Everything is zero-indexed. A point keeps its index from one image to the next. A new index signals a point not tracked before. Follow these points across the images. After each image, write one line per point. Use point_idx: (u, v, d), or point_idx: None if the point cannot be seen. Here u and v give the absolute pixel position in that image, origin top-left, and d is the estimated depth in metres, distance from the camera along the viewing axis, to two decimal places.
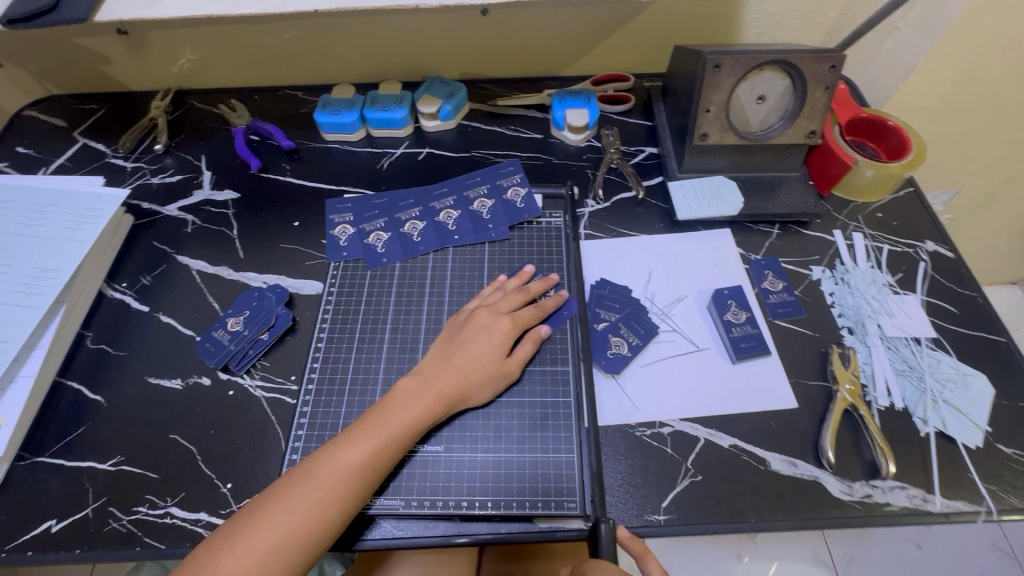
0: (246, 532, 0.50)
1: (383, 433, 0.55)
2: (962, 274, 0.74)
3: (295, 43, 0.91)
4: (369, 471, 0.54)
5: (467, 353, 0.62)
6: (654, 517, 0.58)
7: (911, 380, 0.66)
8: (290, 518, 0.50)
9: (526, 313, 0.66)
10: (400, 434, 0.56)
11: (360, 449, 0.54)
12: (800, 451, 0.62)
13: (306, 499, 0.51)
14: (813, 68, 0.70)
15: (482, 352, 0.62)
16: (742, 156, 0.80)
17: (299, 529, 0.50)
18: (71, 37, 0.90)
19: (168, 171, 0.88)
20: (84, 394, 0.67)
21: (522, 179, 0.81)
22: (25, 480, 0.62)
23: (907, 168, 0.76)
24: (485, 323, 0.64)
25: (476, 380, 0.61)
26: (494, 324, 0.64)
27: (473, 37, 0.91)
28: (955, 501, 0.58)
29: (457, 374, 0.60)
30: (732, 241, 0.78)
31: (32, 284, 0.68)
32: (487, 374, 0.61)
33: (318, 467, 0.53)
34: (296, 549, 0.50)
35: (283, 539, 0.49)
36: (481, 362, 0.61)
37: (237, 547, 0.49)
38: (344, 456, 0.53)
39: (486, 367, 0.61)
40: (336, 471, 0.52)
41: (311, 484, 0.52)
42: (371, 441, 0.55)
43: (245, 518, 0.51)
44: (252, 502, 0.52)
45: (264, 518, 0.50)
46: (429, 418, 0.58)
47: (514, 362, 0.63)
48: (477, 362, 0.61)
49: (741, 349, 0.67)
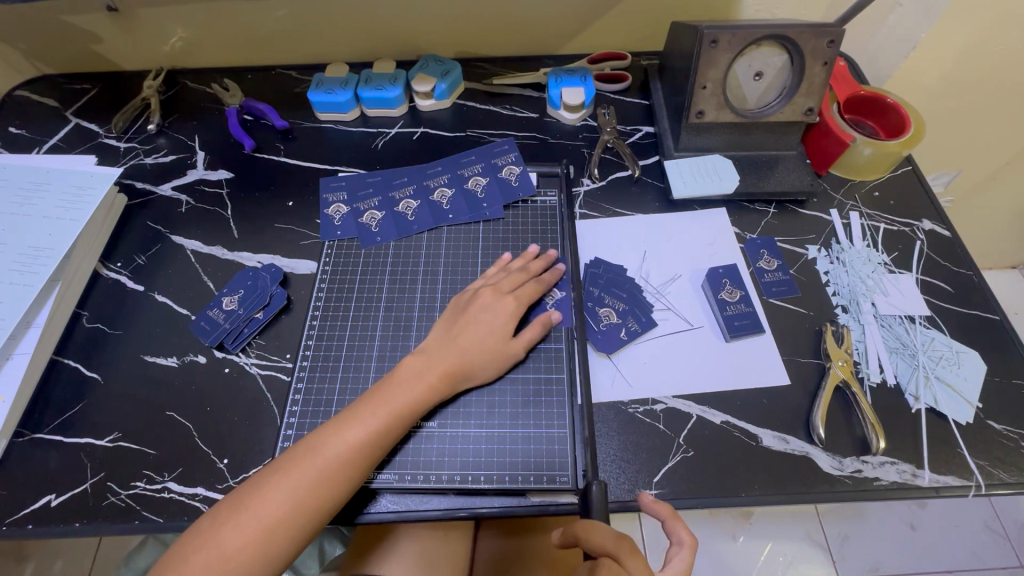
0: (250, 506, 0.50)
1: (387, 411, 0.56)
2: (958, 253, 0.74)
3: (287, 20, 0.90)
4: (372, 447, 0.54)
5: (469, 335, 0.62)
6: (646, 491, 0.58)
7: (904, 357, 0.66)
8: (295, 493, 0.51)
9: (528, 291, 0.66)
10: (403, 415, 0.56)
11: (364, 426, 0.54)
12: (792, 427, 0.62)
13: (310, 475, 0.51)
14: (812, 43, 0.69)
15: (488, 333, 0.62)
16: (739, 134, 0.79)
17: (305, 504, 0.51)
18: (61, 14, 0.89)
19: (161, 151, 0.87)
20: (81, 371, 0.68)
21: (518, 158, 0.81)
22: (23, 456, 0.62)
23: (904, 146, 0.76)
24: (501, 305, 0.63)
25: (480, 362, 0.61)
26: (504, 302, 0.64)
27: (468, 14, 0.89)
28: (944, 476, 0.59)
29: (462, 357, 0.60)
30: (728, 220, 0.78)
31: (27, 263, 0.68)
32: (493, 351, 0.61)
33: (323, 444, 0.53)
34: (298, 524, 0.50)
35: (287, 513, 0.50)
36: (486, 341, 0.62)
37: (241, 520, 0.50)
38: (349, 433, 0.54)
39: (493, 347, 0.62)
40: (342, 447, 0.53)
41: (315, 461, 0.52)
42: (377, 418, 0.55)
43: (247, 492, 0.51)
44: (256, 476, 0.52)
45: (269, 492, 0.51)
46: (434, 392, 0.58)
47: (518, 343, 0.63)
48: (482, 342, 0.61)
49: (734, 327, 0.67)
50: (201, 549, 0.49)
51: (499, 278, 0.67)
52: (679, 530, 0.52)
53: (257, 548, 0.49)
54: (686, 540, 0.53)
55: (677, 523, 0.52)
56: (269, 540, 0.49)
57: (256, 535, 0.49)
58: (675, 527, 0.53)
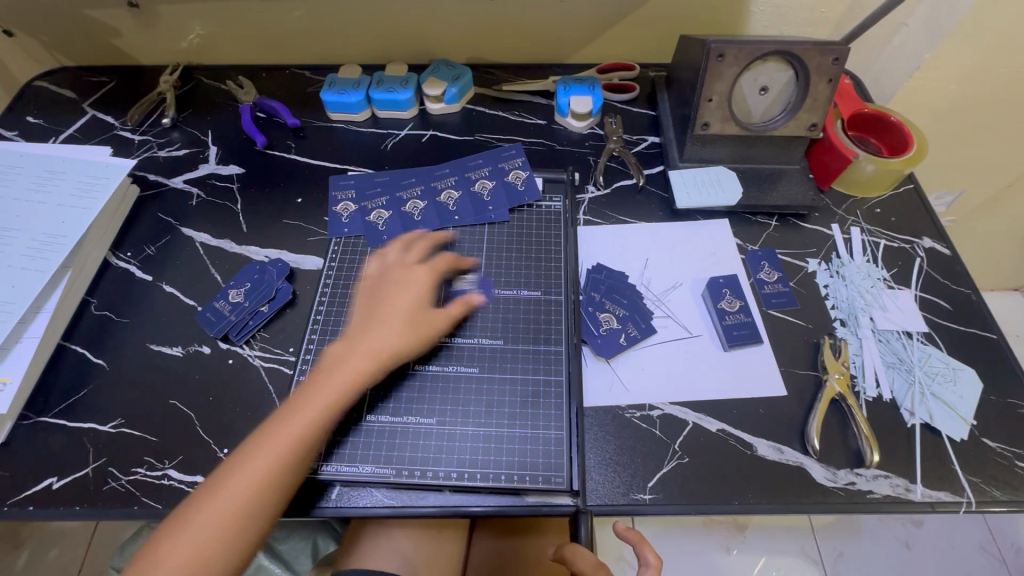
0: (196, 519, 0.49)
1: (321, 402, 0.55)
2: (957, 272, 0.75)
3: (303, 21, 0.92)
4: (303, 445, 0.53)
5: (380, 327, 0.60)
6: (640, 496, 0.59)
7: (901, 373, 0.66)
8: (241, 495, 0.50)
9: (441, 263, 0.68)
10: (337, 403, 0.56)
11: (300, 418, 0.54)
12: (786, 437, 0.63)
13: (253, 474, 0.51)
14: (817, 60, 0.70)
15: (406, 312, 0.61)
16: (743, 147, 0.80)
17: (251, 507, 0.50)
18: (83, 8, 0.91)
19: (174, 145, 0.89)
20: (88, 357, 0.69)
21: (525, 164, 0.82)
22: (27, 438, 0.63)
23: (907, 164, 0.76)
24: (410, 291, 0.63)
25: (401, 350, 0.60)
26: (420, 280, 0.64)
27: (480, 21, 0.91)
28: (937, 491, 0.59)
29: (385, 346, 0.59)
30: (730, 232, 0.78)
31: (39, 249, 0.70)
32: (419, 328, 0.61)
33: (261, 441, 0.53)
34: (248, 524, 0.50)
35: (237, 517, 0.49)
36: (408, 319, 0.61)
37: (189, 533, 0.48)
38: (288, 428, 0.53)
39: (417, 324, 0.61)
40: (280, 442, 0.52)
41: (256, 461, 0.51)
42: (304, 415, 0.54)
43: (186, 509, 0.50)
44: (198, 490, 0.51)
45: (213, 502, 0.50)
46: (362, 380, 0.58)
47: (434, 317, 0.63)
48: (404, 320, 0.61)
49: (733, 337, 0.68)
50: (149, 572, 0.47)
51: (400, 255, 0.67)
52: (645, 552, 0.53)
53: (209, 561, 0.48)
54: (654, 564, 0.53)
55: (645, 545, 0.54)
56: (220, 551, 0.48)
57: (202, 550, 0.48)
58: (644, 550, 0.54)
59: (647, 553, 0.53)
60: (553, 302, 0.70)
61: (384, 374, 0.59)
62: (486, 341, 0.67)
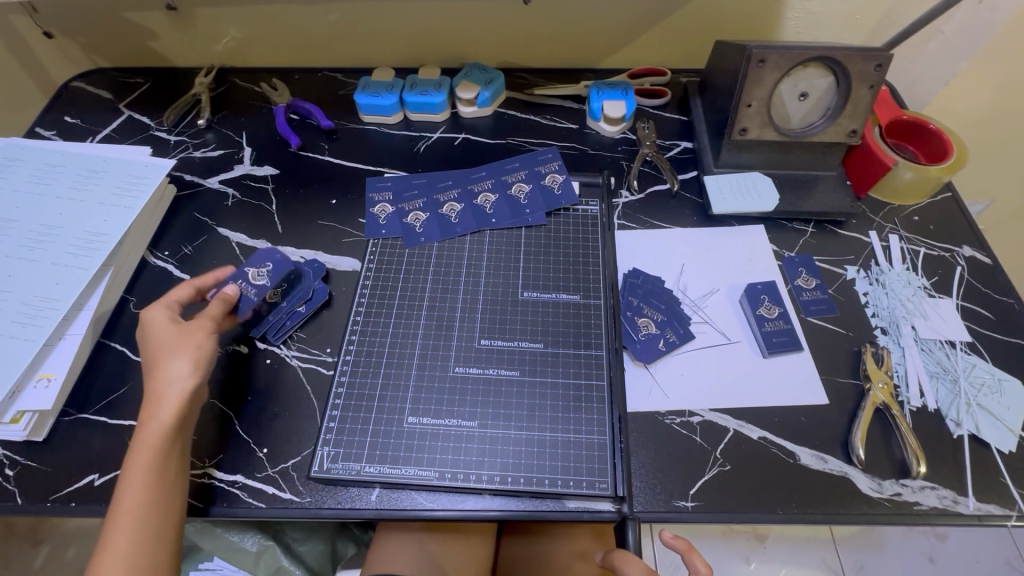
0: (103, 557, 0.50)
1: (149, 421, 0.56)
2: (999, 281, 0.74)
3: (337, 24, 0.93)
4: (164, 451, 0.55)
5: (154, 342, 0.61)
6: (682, 503, 0.58)
7: (945, 382, 0.65)
8: (131, 520, 0.52)
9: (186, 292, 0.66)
10: (163, 411, 0.56)
11: (147, 434, 0.55)
12: (830, 447, 0.62)
13: (134, 495, 0.52)
14: (859, 66, 0.70)
15: (167, 329, 0.61)
16: (780, 153, 0.80)
17: (147, 527, 0.52)
18: (122, 10, 0.92)
19: (210, 145, 0.90)
20: (127, 355, 0.69)
21: (561, 168, 0.82)
22: (67, 435, 0.63)
23: (947, 172, 0.76)
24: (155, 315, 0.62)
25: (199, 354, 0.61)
26: (156, 312, 0.63)
27: (514, 26, 0.92)
28: (987, 504, 0.58)
29: (187, 353, 0.59)
30: (767, 238, 0.78)
31: (81, 247, 0.70)
32: (185, 336, 0.61)
33: (129, 468, 0.54)
34: (151, 535, 0.52)
35: (135, 537, 0.51)
36: (166, 334, 0.61)
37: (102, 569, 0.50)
38: (139, 449, 0.54)
39: (182, 334, 0.61)
40: (144, 461, 0.54)
41: (132, 485, 0.53)
42: (152, 438, 0.55)
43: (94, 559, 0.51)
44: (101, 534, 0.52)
45: (111, 536, 0.51)
46: (194, 382, 0.59)
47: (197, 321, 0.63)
48: (174, 338, 0.60)
49: (772, 344, 0.68)
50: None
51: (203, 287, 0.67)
52: (696, 561, 0.53)
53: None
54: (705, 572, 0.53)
55: (694, 554, 0.54)
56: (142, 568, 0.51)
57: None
58: (692, 558, 0.53)
59: (698, 562, 0.53)
60: (592, 305, 0.70)
61: (200, 373, 0.59)
62: (526, 345, 0.66)
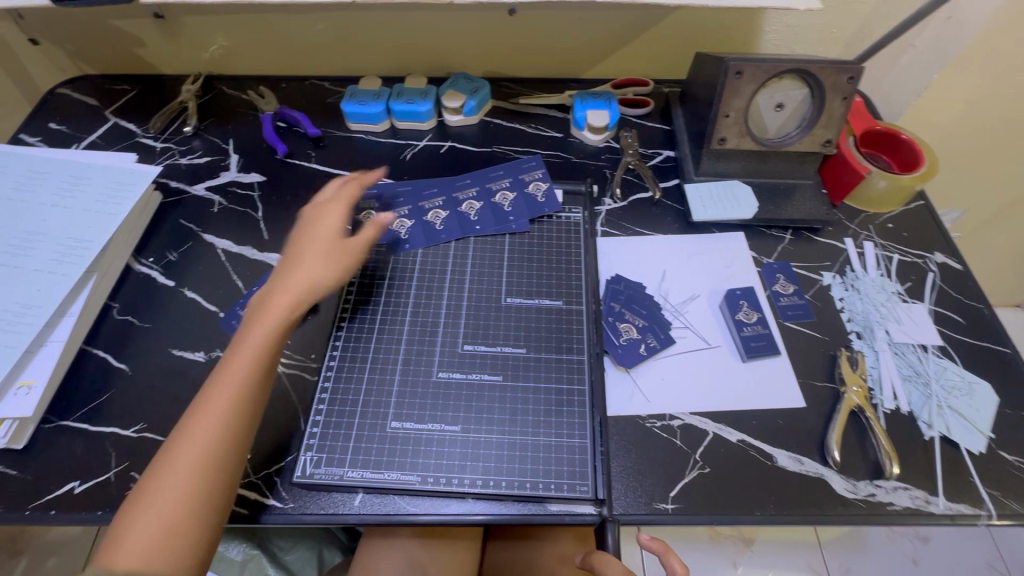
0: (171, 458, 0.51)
1: (250, 345, 0.56)
2: (969, 286, 0.76)
3: (325, 34, 0.94)
4: (255, 374, 0.55)
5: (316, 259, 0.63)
6: (662, 505, 0.59)
7: (917, 385, 0.67)
8: (205, 433, 0.52)
9: (349, 193, 0.70)
10: (271, 332, 0.57)
11: (250, 356, 0.56)
12: (806, 449, 0.63)
13: (216, 410, 0.53)
14: (832, 78, 0.72)
15: (327, 233, 0.65)
16: (759, 161, 0.81)
17: (220, 450, 0.52)
18: (108, 18, 0.92)
19: (196, 153, 0.90)
20: (110, 361, 0.69)
21: (545, 175, 0.83)
22: (48, 442, 0.63)
23: (918, 181, 0.78)
24: (321, 230, 0.65)
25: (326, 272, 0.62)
26: (331, 212, 0.67)
27: (499, 37, 0.93)
28: (957, 503, 0.60)
29: (306, 274, 0.61)
30: (746, 245, 0.80)
31: (65, 254, 0.70)
32: (320, 252, 0.63)
33: (223, 377, 0.55)
34: (217, 461, 0.51)
35: (206, 453, 0.51)
36: (326, 240, 0.64)
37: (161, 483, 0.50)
38: (237, 365, 0.55)
39: (331, 252, 0.64)
40: (239, 376, 0.55)
41: (221, 398, 0.54)
42: (245, 362, 0.55)
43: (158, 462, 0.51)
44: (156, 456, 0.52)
45: (184, 441, 0.51)
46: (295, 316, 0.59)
47: (348, 241, 0.65)
48: (323, 242, 0.64)
49: (751, 348, 0.69)
50: (129, 518, 0.48)
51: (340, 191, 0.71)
52: (672, 561, 0.54)
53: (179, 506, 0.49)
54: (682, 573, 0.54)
55: (671, 555, 0.54)
56: (194, 491, 0.50)
57: (169, 516, 0.48)
58: (669, 559, 0.54)
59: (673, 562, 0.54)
60: (575, 309, 0.71)
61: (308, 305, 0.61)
62: (509, 349, 0.67)
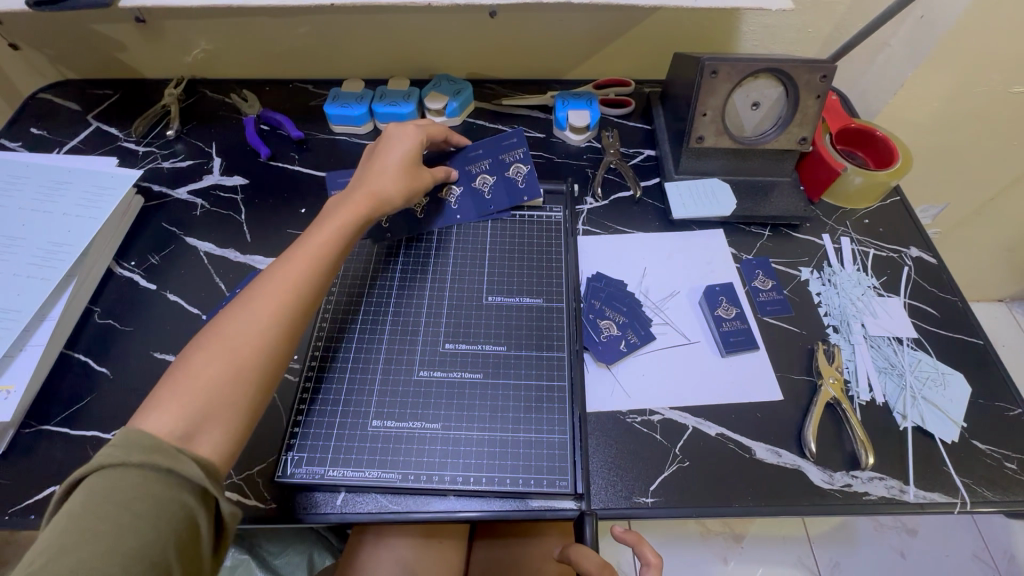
0: (221, 334, 0.51)
1: (309, 252, 0.59)
2: (944, 280, 0.77)
3: (307, 37, 0.94)
4: (315, 275, 0.58)
5: (379, 178, 0.68)
6: (642, 499, 0.60)
7: (892, 377, 0.68)
8: (258, 319, 0.53)
9: (434, 130, 0.76)
10: (331, 247, 0.61)
11: (308, 262, 0.58)
12: (784, 441, 0.64)
13: (270, 299, 0.55)
14: (806, 77, 0.73)
15: (402, 160, 0.70)
16: (737, 159, 0.83)
17: (271, 339, 0.53)
18: (89, 23, 0.92)
19: (179, 156, 0.90)
20: (92, 365, 0.69)
21: (525, 155, 0.81)
22: (29, 447, 0.63)
23: (893, 177, 0.79)
24: (398, 155, 0.70)
25: (389, 196, 0.68)
26: (408, 137, 0.72)
27: (481, 39, 0.94)
28: (931, 492, 0.61)
29: (367, 190, 0.66)
30: (725, 242, 0.81)
31: (45, 258, 0.70)
32: (389, 174, 0.69)
33: (282, 272, 0.57)
34: (269, 349, 0.53)
35: (260, 338, 0.52)
36: (404, 166, 0.70)
37: (210, 352, 0.50)
38: (297, 265, 0.58)
39: (407, 176, 0.70)
40: (298, 275, 0.57)
41: (277, 291, 0.55)
42: (304, 261, 0.58)
43: (212, 331, 0.52)
44: (197, 337, 0.52)
45: (239, 321, 0.52)
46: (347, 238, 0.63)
47: (418, 176, 0.72)
48: (402, 167, 0.70)
49: (730, 342, 0.70)
50: (171, 385, 0.48)
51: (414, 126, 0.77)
52: (645, 551, 0.55)
53: (228, 380, 0.50)
54: (654, 562, 0.55)
55: (644, 545, 0.56)
56: (243, 375, 0.50)
57: (218, 386, 0.49)
58: (642, 549, 0.56)
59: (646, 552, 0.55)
60: (556, 307, 0.72)
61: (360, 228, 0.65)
62: (489, 347, 0.68)
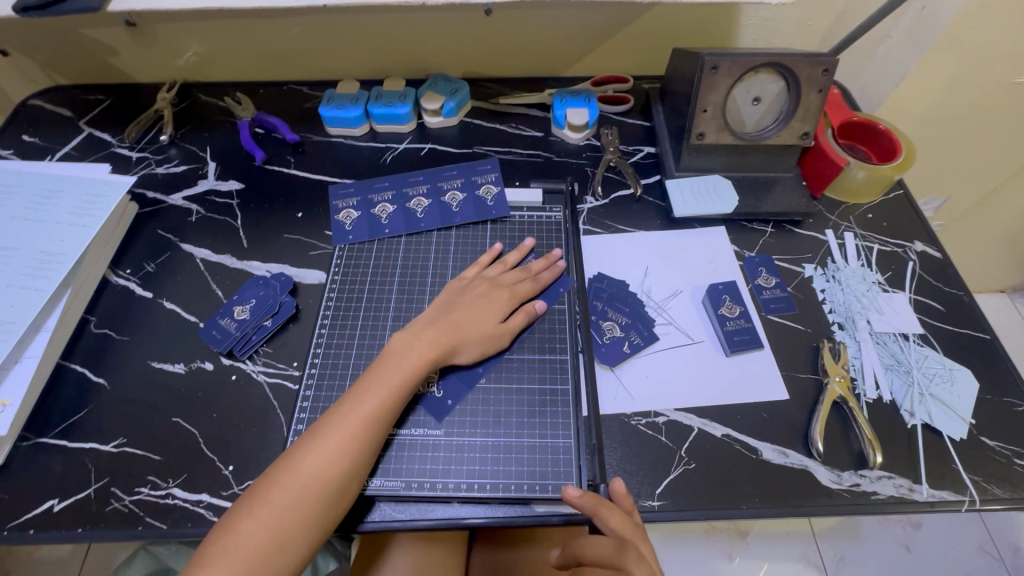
0: (265, 499, 0.52)
1: (356, 417, 0.56)
2: (950, 275, 0.77)
3: (301, 38, 0.93)
4: (365, 443, 0.55)
5: (478, 315, 0.65)
6: (649, 502, 0.59)
7: (899, 374, 0.68)
8: (291, 506, 0.51)
9: (523, 287, 0.70)
10: (388, 405, 0.57)
11: (351, 425, 0.55)
12: (790, 441, 0.63)
13: (309, 473, 0.53)
14: (807, 71, 0.72)
15: (479, 318, 0.65)
16: (738, 155, 0.82)
17: (307, 523, 0.52)
18: (80, 27, 0.91)
19: (172, 162, 0.89)
20: (88, 376, 0.68)
21: (498, 179, 0.83)
22: (26, 460, 0.62)
23: (896, 171, 0.79)
24: (481, 308, 0.66)
25: (482, 339, 0.64)
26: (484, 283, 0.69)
27: (477, 37, 0.93)
28: (940, 490, 0.60)
29: (435, 340, 0.62)
30: (727, 239, 0.80)
31: (39, 268, 0.69)
32: (467, 315, 0.65)
33: (330, 431, 0.55)
34: (301, 530, 0.51)
35: (293, 519, 0.51)
36: (481, 323, 0.65)
37: (256, 515, 0.51)
38: (341, 430, 0.55)
39: (484, 332, 0.65)
40: (343, 438, 0.54)
41: (319, 451, 0.54)
42: (353, 421, 0.56)
43: (263, 487, 0.52)
44: (253, 486, 0.53)
45: (278, 496, 0.52)
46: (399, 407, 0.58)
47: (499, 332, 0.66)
48: (478, 321, 0.65)
49: (735, 342, 0.69)
50: (219, 543, 0.50)
51: (499, 274, 0.71)
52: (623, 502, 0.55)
53: (267, 547, 0.50)
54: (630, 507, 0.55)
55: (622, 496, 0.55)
56: (284, 540, 0.51)
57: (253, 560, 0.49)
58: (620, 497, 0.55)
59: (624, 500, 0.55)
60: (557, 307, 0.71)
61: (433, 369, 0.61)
62: None
